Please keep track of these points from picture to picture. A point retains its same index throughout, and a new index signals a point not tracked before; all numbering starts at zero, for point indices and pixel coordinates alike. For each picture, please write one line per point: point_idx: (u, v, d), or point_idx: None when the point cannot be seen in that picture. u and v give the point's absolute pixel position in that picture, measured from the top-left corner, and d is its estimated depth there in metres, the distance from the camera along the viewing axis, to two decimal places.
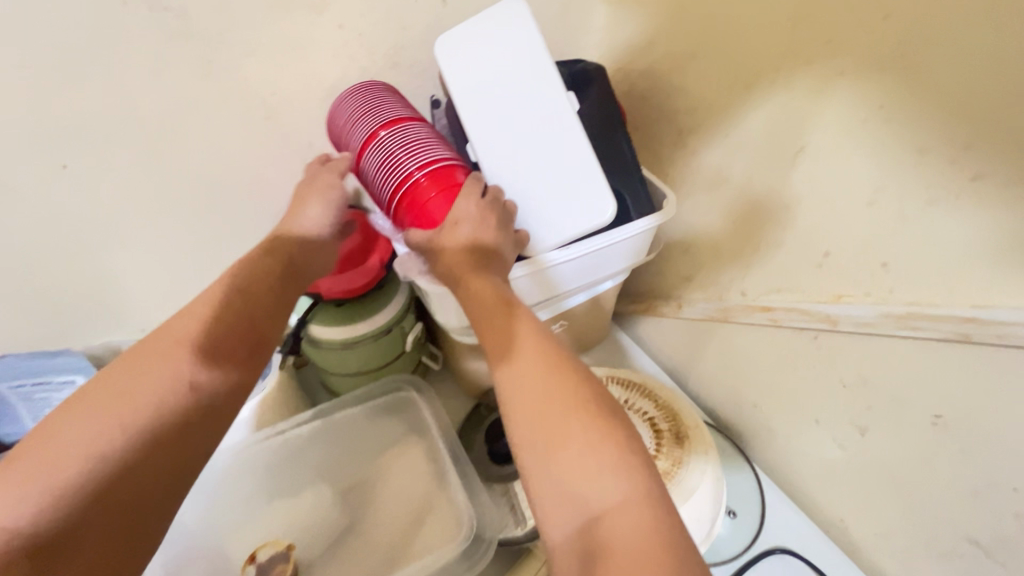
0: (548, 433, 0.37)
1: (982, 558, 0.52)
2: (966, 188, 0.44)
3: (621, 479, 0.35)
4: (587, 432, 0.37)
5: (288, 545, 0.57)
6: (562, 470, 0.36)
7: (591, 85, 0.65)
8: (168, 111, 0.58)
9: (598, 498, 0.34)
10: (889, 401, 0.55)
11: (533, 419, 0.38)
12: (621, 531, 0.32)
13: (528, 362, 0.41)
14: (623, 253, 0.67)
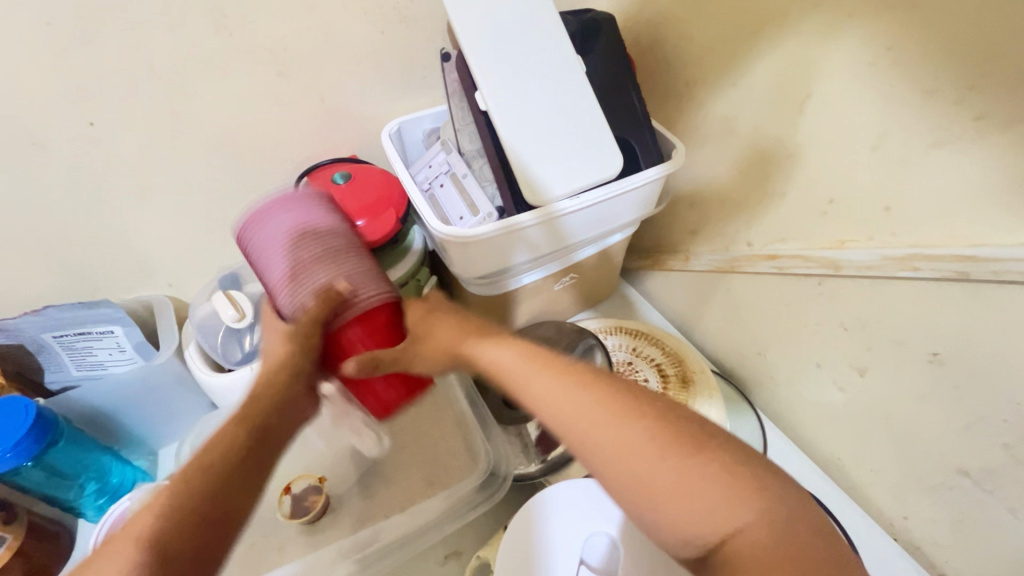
0: (633, 477, 0.36)
1: (972, 487, 0.55)
2: (970, 129, 0.45)
3: (737, 510, 0.33)
4: (667, 465, 0.35)
5: (320, 478, 0.63)
6: (668, 522, 0.35)
7: (599, 35, 0.65)
8: (182, 68, 0.59)
9: (713, 528, 0.33)
10: (888, 342, 0.57)
11: (616, 473, 0.36)
12: (748, 558, 0.32)
13: (587, 401, 0.38)
14: (632, 203, 0.69)
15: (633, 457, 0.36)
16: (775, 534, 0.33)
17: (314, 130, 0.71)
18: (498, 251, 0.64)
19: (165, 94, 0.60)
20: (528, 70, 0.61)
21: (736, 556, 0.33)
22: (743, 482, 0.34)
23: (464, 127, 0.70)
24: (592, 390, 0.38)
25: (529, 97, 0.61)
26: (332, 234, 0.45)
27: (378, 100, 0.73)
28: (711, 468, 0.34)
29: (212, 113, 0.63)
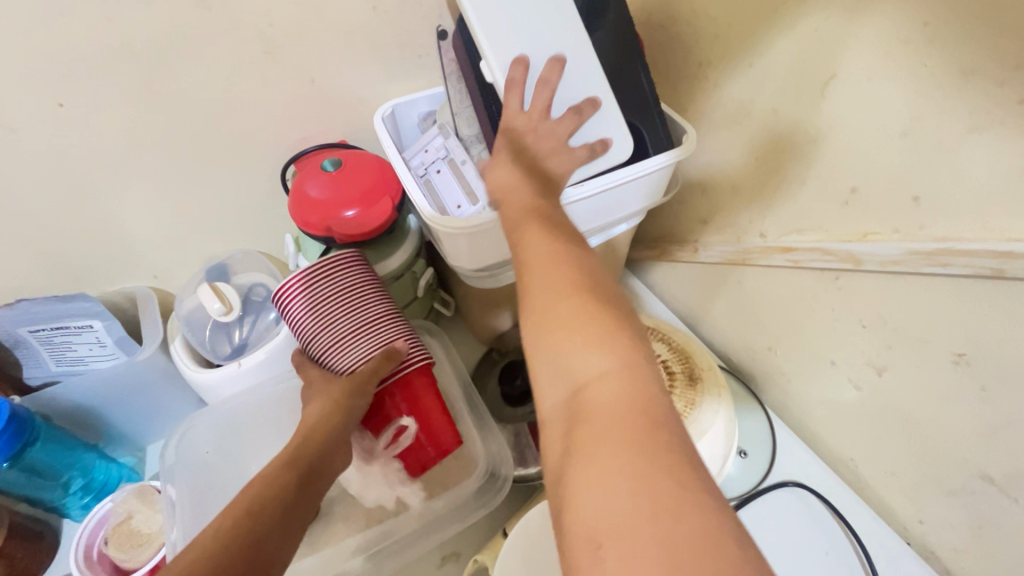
0: (548, 310, 0.38)
1: (994, 494, 0.52)
2: (1013, 112, 0.41)
3: (608, 355, 0.35)
4: (577, 314, 0.37)
5: None
6: (553, 351, 0.37)
7: (607, 11, 0.61)
8: (158, 46, 0.55)
9: (583, 369, 0.35)
10: (910, 341, 0.54)
11: (534, 308, 0.40)
12: (601, 398, 0.33)
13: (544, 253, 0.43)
14: (639, 192, 0.65)
15: (557, 302, 0.39)
16: (632, 389, 0.33)
17: (305, 112, 0.67)
18: (491, 242, 0.60)
19: (140, 74, 0.56)
20: (541, 48, 0.56)
21: (590, 399, 0.34)
22: (627, 355, 0.35)
23: (462, 110, 0.66)
24: (558, 248, 0.43)
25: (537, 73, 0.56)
26: (377, 307, 0.56)
27: (372, 80, 0.69)
28: (614, 330, 0.36)
29: (194, 95, 0.60)
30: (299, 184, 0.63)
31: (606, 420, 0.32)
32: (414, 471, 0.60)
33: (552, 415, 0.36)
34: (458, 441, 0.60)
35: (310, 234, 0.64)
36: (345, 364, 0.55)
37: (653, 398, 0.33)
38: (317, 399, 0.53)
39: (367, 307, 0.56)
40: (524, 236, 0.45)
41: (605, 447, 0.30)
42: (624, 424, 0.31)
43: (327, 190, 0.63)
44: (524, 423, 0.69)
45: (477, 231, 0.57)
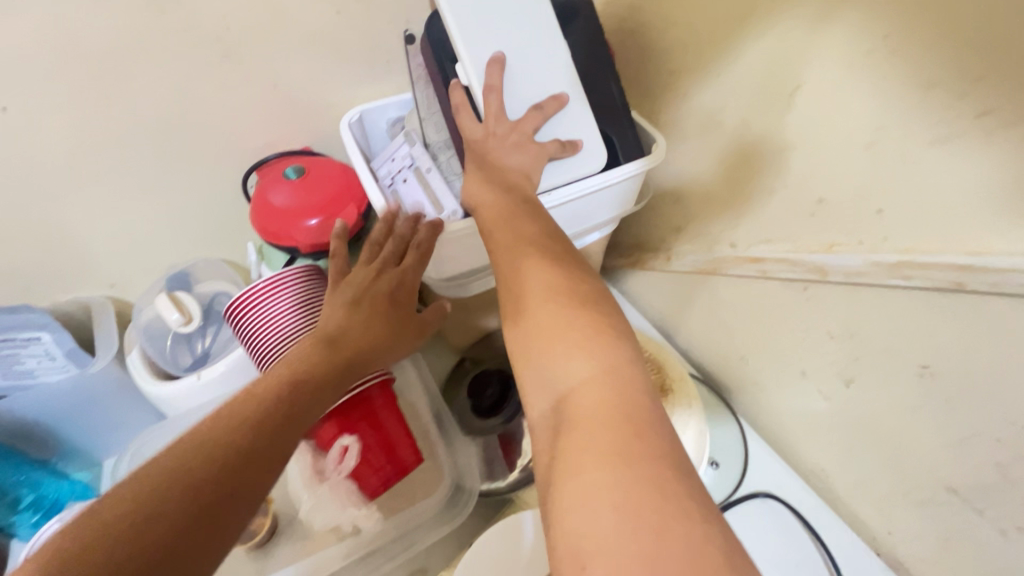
0: (533, 320, 0.38)
1: (960, 506, 0.51)
2: (973, 126, 0.41)
3: (590, 358, 0.34)
4: (574, 322, 0.37)
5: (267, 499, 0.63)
6: (542, 360, 0.36)
7: (578, 17, 0.61)
8: (107, 49, 0.55)
9: (564, 374, 0.34)
10: (878, 353, 0.54)
11: (523, 314, 0.39)
12: (585, 402, 0.33)
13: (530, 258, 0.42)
14: (609, 201, 0.65)
15: (552, 311, 0.38)
16: (620, 397, 0.32)
17: (266, 118, 0.68)
18: (461, 252, 0.58)
19: (91, 76, 0.56)
20: (517, 57, 0.56)
21: (574, 404, 0.33)
22: (610, 357, 0.34)
23: (430, 116, 0.65)
24: (542, 259, 0.42)
25: (511, 75, 0.56)
26: None
27: (335, 85, 0.70)
28: (594, 334, 0.36)
29: (149, 98, 0.60)
30: (262, 191, 0.62)
31: (595, 429, 0.31)
32: (375, 492, 0.57)
33: (539, 424, 0.35)
34: (419, 458, 0.58)
35: (272, 244, 0.62)
36: None
37: (644, 409, 0.32)
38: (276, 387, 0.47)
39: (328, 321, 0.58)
40: (500, 240, 0.45)
41: (596, 460, 0.29)
42: (618, 433, 0.30)
43: (291, 198, 0.61)
44: (494, 433, 0.67)
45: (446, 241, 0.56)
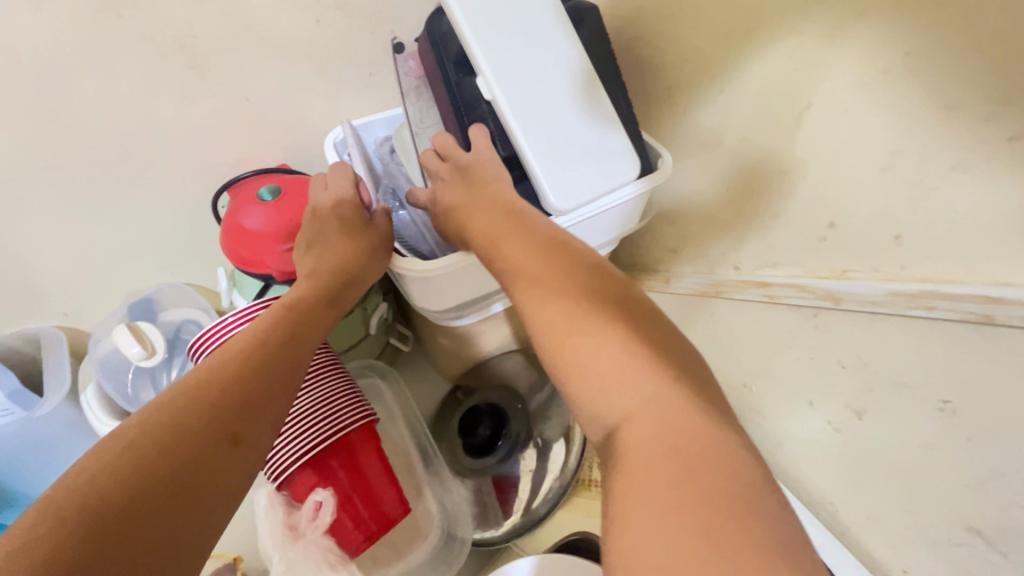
0: (572, 348, 0.35)
1: (982, 549, 0.47)
2: (1001, 151, 0.38)
3: (646, 386, 0.32)
4: (616, 358, 0.34)
5: (232, 557, 0.59)
6: (588, 401, 0.34)
7: (582, 25, 0.57)
8: (55, 58, 0.52)
9: (620, 404, 0.32)
10: (893, 385, 0.51)
11: (563, 348, 0.36)
12: (640, 436, 0.30)
13: (554, 287, 0.39)
14: (611, 222, 0.61)
15: (593, 346, 0.35)
16: (675, 428, 0.30)
17: (238, 134, 0.65)
18: (458, 288, 0.56)
19: (37, 87, 0.53)
20: (541, 80, 0.53)
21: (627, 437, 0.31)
22: (667, 386, 0.32)
23: (423, 131, 0.61)
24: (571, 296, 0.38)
25: (537, 99, 0.53)
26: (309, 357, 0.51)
27: (312, 98, 0.66)
28: (648, 362, 0.33)
29: (109, 110, 0.57)
30: (233, 214, 0.57)
31: (654, 477, 0.28)
32: (356, 548, 0.51)
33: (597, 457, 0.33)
34: (405, 508, 0.52)
35: (245, 271, 0.58)
36: None
37: (697, 438, 0.29)
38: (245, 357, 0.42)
39: None
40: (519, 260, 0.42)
41: (651, 509, 0.27)
42: (669, 475, 0.28)
43: (267, 221, 0.57)
44: (487, 475, 0.66)
45: (453, 270, 0.53)
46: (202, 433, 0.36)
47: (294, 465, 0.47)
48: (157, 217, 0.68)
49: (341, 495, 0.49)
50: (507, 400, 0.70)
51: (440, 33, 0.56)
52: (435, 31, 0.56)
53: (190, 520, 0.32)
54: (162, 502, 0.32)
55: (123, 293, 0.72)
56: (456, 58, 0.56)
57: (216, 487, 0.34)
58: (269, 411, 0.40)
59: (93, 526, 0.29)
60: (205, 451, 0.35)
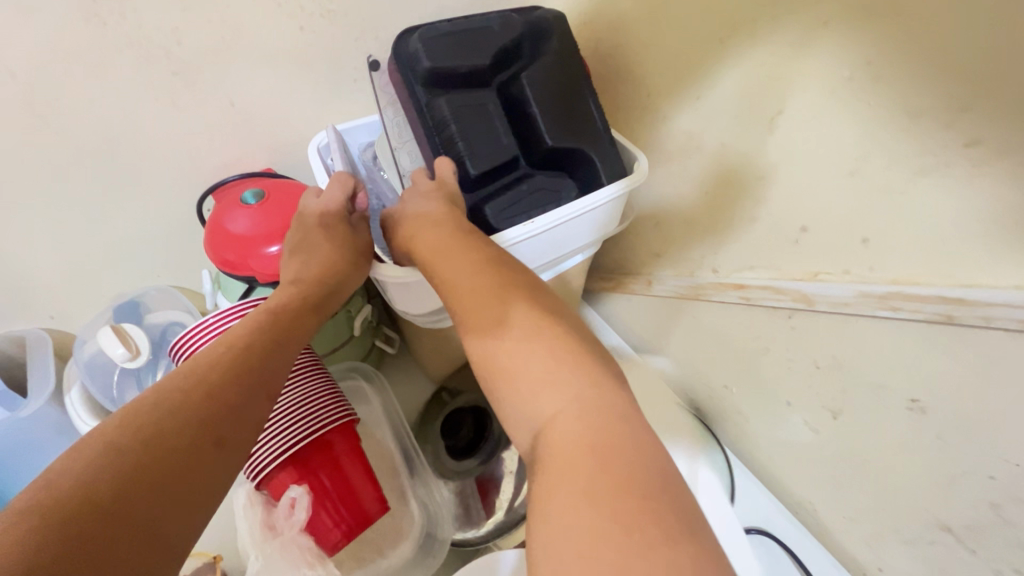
0: (519, 359, 0.36)
1: (952, 544, 0.49)
2: (960, 156, 0.39)
3: (586, 392, 0.33)
4: (560, 369, 0.34)
5: (213, 557, 0.59)
6: (523, 407, 0.34)
7: (549, 37, 0.61)
8: (42, 64, 0.53)
9: (552, 409, 0.33)
10: (865, 385, 0.51)
11: (507, 357, 0.36)
12: (569, 436, 0.31)
13: (514, 296, 0.40)
14: (588, 227, 0.63)
15: (543, 356, 0.35)
16: (608, 431, 0.30)
17: (225, 138, 0.66)
18: (428, 293, 0.58)
19: (24, 92, 0.54)
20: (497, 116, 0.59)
21: (551, 437, 0.31)
22: (604, 395, 0.33)
23: (403, 145, 0.64)
24: (533, 308, 0.39)
25: (492, 131, 0.59)
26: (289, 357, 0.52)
27: (298, 102, 0.67)
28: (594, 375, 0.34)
29: (97, 114, 0.58)
30: (218, 218, 0.58)
31: (585, 476, 0.28)
32: (334, 547, 0.51)
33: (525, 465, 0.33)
34: (384, 507, 0.53)
35: (229, 273, 0.59)
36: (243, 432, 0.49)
37: (621, 440, 0.30)
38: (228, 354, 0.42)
39: None
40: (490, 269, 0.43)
41: (572, 490, 0.27)
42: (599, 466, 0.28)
43: (251, 224, 0.58)
44: (470, 477, 0.67)
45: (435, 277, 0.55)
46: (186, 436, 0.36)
47: (273, 464, 0.48)
48: (143, 221, 0.68)
49: (320, 494, 0.50)
50: (491, 402, 0.71)
51: (408, 53, 0.57)
52: (401, 54, 0.58)
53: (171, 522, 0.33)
54: (144, 506, 0.32)
55: (110, 295, 0.73)
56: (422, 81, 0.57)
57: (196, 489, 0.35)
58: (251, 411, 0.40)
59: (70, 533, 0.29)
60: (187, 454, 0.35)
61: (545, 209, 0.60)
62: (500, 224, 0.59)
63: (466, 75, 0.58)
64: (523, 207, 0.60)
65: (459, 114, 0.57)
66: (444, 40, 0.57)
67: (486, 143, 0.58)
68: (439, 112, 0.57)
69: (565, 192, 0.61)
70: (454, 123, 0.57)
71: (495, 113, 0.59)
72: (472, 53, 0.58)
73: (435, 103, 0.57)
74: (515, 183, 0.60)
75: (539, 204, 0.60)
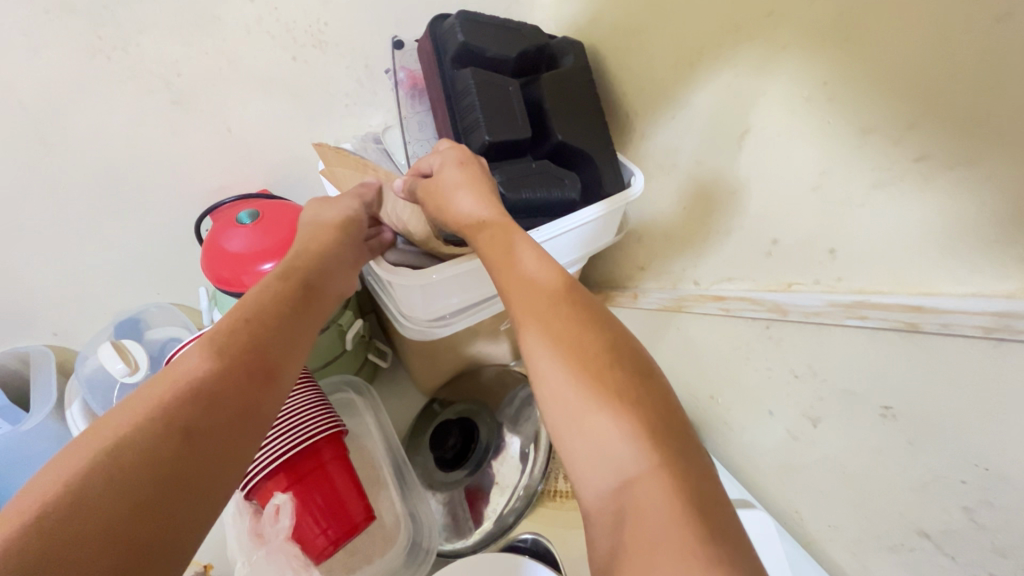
0: (569, 392, 0.34)
1: (932, 551, 0.48)
2: (911, 170, 0.41)
3: (644, 431, 0.31)
4: (613, 405, 0.33)
5: (204, 565, 0.61)
6: (586, 445, 0.33)
7: (566, 56, 0.69)
8: (50, 95, 0.56)
9: (628, 461, 0.31)
10: (840, 392, 0.52)
11: (560, 390, 0.35)
12: (649, 495, 0.29)
13: (535, 308, 0.39)
14: (571, 244, 0.66)
15: (587, 390, 0.34)
16: (683, 483, 0.29)
17: (222, 162, 0.70)
18: (433, 299, 0.60)
19: (32, 120, 0.57)
20: (518, 93, 0.64)
21: (632, 493, 0.30)
22: (667, 432, 0.32)
23: (411, 115, 0.70)
24: (561, 327, 0.37)
25: (512, 106, 0.63)
26: None
27: (293, 126, 0.72)
28: (646, 409, 0.33)
29: (103, 142, 0.61)
30: (216, 237, 0.61)
31: (665, 537, 0.27)
32: (320, 555, 0.52)
33: (598, 509, 0.32)
34: (371, 515, 0.55)
35: (225, 290, 0.61)
36: None
37: (703, 486, 0.30)
38: (253, 296, 0.43)
39: None
40: (515, 287, 0.41)
41: (655, 557, 0.27)
42: (674, 522, 0.28)
43: (247, 243, 0.60)
44: (459, 487, 0.69)
45: (456, 275, 0.58)
46: (167, 397, 0.33)
47: (262, 474, 0.50)
48: (143, 239, 0.71)
49: (307, 505, 0.51)
50: (478, 412, 0.74)
51: (443, 30, 0.63)
52: (438, 31, 0.64)
53: (193, 471, 0.31)
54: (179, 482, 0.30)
55: (111, 313, 0.76)
56: (454, 55, 0.62)
57: (224, 439, 0.33)
58: (257, 348, 0.38)
59: (85, 522, 0.26)
60: (166, 411, 0.32)
61: (551, 193, 0.62)
62: (508, 194, 0.59)
63: (493, 60, 0.63)
64: (531, 183, 0.61)
65: (484, 85, 0.61)
66: (479, 24, 0.63)
67: (505, 118, 0.62)
68: (463, 80, 0.61)
69: (569, 179, 0.63)
70: (479, 91, 0.60)
71: (515, 93, 0.63)
72: (503, 41, 0.64)
73: (462, 73, 0.61)
74: (524, 166, 0.63)
75: (545, 185, 0.62)
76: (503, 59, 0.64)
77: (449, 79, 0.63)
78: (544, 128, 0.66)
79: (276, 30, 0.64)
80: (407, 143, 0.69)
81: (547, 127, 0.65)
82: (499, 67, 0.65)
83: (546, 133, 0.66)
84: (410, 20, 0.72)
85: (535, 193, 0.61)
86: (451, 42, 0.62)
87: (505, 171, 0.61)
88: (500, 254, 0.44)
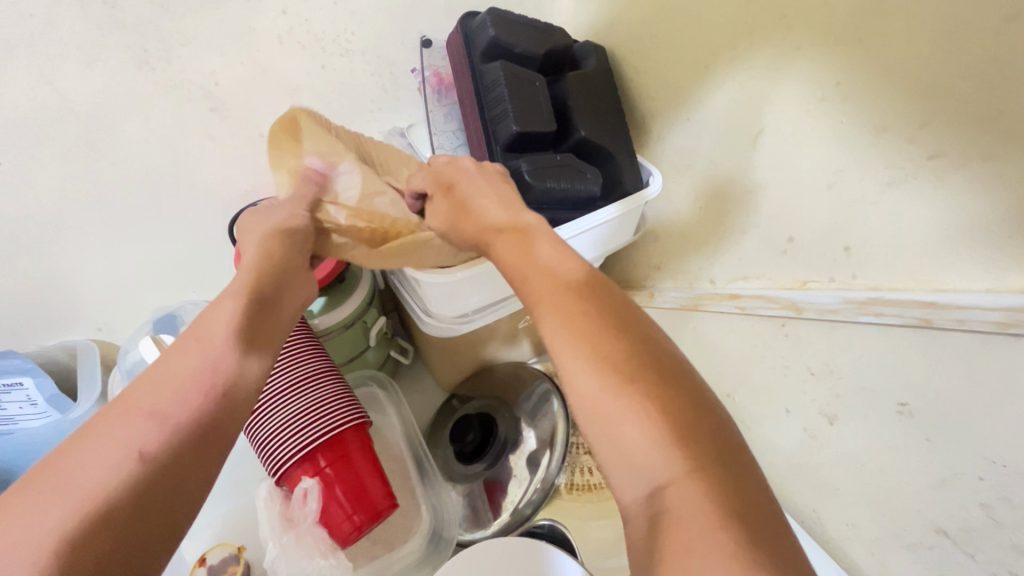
0: (598, 395, 0.35)
1: (951, 550, 0.47)
2: (924, 167, 0.42)
3: (674, 436, 0.32)
4: (644, 411, 0.34)
5: (236, 550, 0.64)
6: (618, 448, 0.34)
7: (589, 57, 0.71)
8: (99, 102, 0.60)
9: (656, 465, 0.32)
10: (856, 390, 0.52)
11: (590, 393, 0.36)
12: (685, 499, 0.30)
13: (554, 307, 0.40)
14: (590, 243, 0.67)
15: (618, 396, 0.35)
16: (719, 489, 0.30)
17: (254, 165, 0.73)
18: (457, 297, 0.62)
19: (83, 128, 0.61)
20: (543, 89, 0.66)
21: (666, 497, 0.31)
22: (697, 434, 0.33)
23: (438, 108, 0.73)
24: (582, 326, 0.38)
25: (538, 100, 0.65)
26: (308, 365, 0.57)
27: None
28: (674, 411, 0.34)
29: (145, 148, 0.65)
30: None
31: (708, 539, 0.28)
32: (347, 539, 0.55)
33: (633, 511, 0.33)
34: (393, 503, 0.56)
35: None
36: (266, 431, 0.54)
37: (737, 489, 0.31)
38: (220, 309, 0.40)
39: (300, 361, 0.56)
40: (535, 288, 0.42)
41: (697, 556, 0.28)
42: (707, 525, 0.29)
43: None
44: (478, 480, 0.71)
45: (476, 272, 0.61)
46: (118, 425, 0.32)
47: (292, 461, 0.53)
48: (180, 239, 0.75)
49: (335, 492, 0.54)
50: (497, 407, 0.76)
51: (473, 26, 0.66)
52: (469, 28, 0.66)
53: (153, 492, 0.30)
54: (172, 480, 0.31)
55: (147, 309, 0.79)
56: (484, 50, 0.65)
57: (189, 462, 0.32)
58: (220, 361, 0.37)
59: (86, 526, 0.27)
60: (128, 433, 0.31)
61: (574, 185, 0.63)
62: (534, 182, 0.61)
63: (521, 56, 0.66)
64: (554, 174, 0.62)
65: (513, 79, 0.63)
66: (509, 21, 0.66)
67: (531, 111, 0.64)
68: (492, 73, 0.64)
69: (591, 173, 0.65)
70: (507, 84, 0.62)
71: (542, 87, 0.66)
72: (531, 40, 0.67)
73: (492, 67, 0.64)
74: (549, 158, 0.64)
75: (569, 177, 0.63)
76: (530, 56, 0.67)
77: (477, 74, 0.66)
78: (567, 124, 0.68)
79: (306, 40, 0.67)
80: (433, 135, 0.72)
81: (571, 123, 0.67)
82: (527, 64, 0.68)
83: (569, 129, 0.67)
84: (433, 29, 0.75)
85: (561, 184, 0.62)
86: (482, 36, 0.65)
87: (530, 161, 0.62)
88: (521, 253, 0.45)
